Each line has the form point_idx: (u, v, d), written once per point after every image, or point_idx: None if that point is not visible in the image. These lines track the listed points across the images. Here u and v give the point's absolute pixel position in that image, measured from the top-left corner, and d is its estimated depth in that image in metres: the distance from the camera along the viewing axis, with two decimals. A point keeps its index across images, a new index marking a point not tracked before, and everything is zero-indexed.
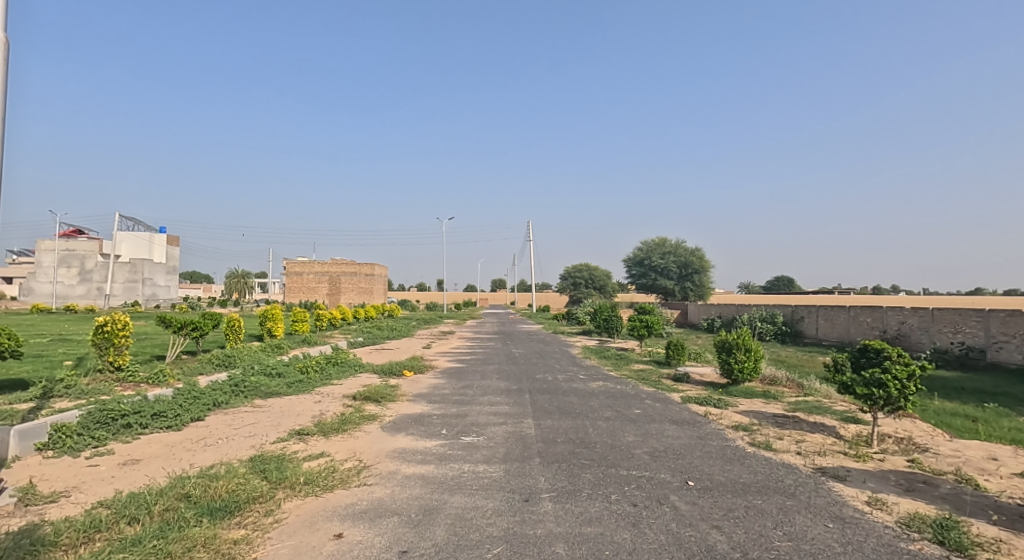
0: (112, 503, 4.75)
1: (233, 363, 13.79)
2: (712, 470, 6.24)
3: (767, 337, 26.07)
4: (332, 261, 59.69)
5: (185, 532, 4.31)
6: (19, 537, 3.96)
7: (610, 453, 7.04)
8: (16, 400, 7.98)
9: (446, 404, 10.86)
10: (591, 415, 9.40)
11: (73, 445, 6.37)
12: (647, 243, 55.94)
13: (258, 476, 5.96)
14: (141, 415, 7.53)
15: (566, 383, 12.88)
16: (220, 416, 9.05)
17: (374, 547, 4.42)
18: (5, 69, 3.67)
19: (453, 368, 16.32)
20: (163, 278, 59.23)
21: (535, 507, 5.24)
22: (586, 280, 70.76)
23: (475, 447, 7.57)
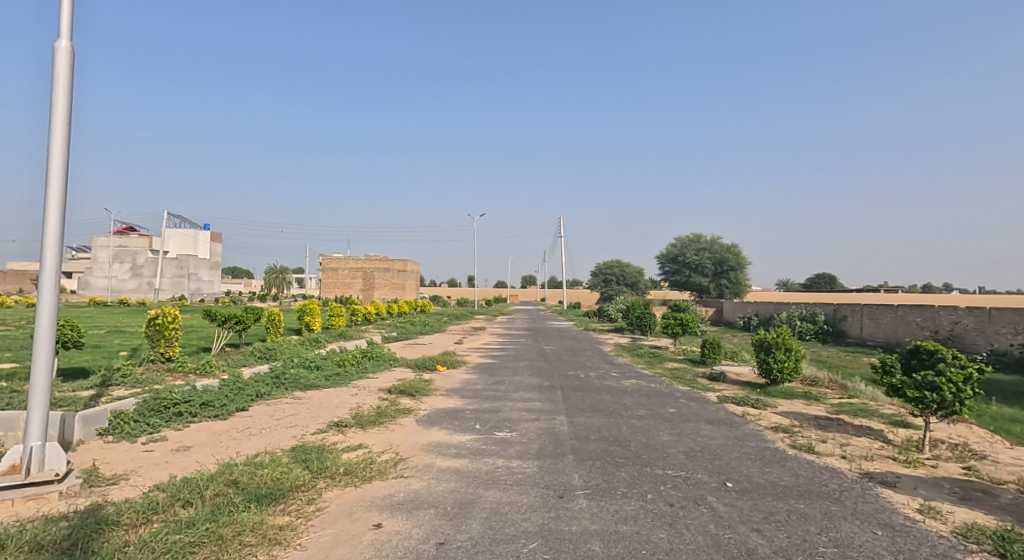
0: (167, 487, 4.95)
1: (274, 356, 14.20)
2: (751, 471, 6.14)
3: (807, 337, 25.39)
4: (366, 258, 60.82)
5: (236, 517, 4.48)
6: (85, 516, 4.17)
7: (644, 452, 6.96)
8: (78, 388, 8.39)
9: (479, 399, 10.96)
10: (624, 413, 9.33)
11: (131, 430, 6.67)
12: (681, 238, 55.33)
13: (301, 465, 6.14)
14: (191, 404, 7.82)
15: (598, 381, 12.82)
16: (263, 407, 9.34)
17: (411, 538, 4.51)
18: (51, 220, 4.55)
19: (486, 364, 16.50)
20: (208, 273, 61.34)
21: (570, 504, 5.24)
22: (617, 278, 70.35)
23: (508, 442, 7.63)
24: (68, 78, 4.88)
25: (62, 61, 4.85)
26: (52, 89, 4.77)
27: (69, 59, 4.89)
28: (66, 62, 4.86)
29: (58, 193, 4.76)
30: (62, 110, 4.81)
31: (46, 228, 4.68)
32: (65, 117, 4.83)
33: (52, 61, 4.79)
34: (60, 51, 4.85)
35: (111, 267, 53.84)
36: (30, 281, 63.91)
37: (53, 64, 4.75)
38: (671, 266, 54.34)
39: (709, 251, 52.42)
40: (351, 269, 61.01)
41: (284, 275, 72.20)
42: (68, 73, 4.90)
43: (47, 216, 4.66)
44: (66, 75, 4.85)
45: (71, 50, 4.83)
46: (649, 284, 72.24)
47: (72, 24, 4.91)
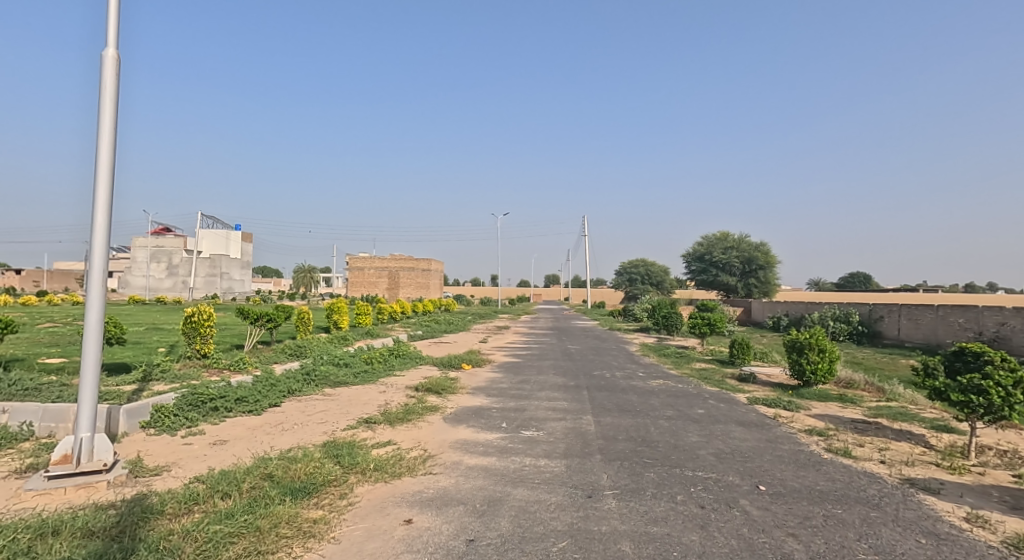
0: (206, 478, 5.08)
1: (304, 353, 14.44)
2: (786, 475, 6.01)
3: (841, 337, 24.79)
4: (391, 257, 61.50)
5: (272, 509, 4.56)
6: (132, 504, 4.31)
7: (673, 453, 6.88)
8: (121, 382, 8.67)
9: (505, 398, 10.97)
10: (651, 413, 9.25)
11: (171, 424, 6.86)
12: (708, 236, 54.54)
13: (332, 460, 6.23)
14: (227, 399, 8.01)
15: (624, 380, 12.72)
16: (294, 403, 9.52)
17: (441, 534, 4.53)
18: (97, 221, 4.73)
19: (511, 363, 16.51)
20: (240, 272, 62.73)
21: (598, 504, 5.21)
22: (642, 277, 69.70)
23: (535, 441, 7.61)
24: (114, 86, 5.04)
25: (110, 69, 5.02)
26: (99, 96, 4.95)
27: (115, 67, 5.05)
28: (113, 69, 5.03)
29: (105, 196, 4.94)
30: (109, 117, 4.98)
31: (94, 230, 4.88)
32: (112, 123, 5.00)
33: (100, 69, 4.96)
34: (108, 59, 5.01)
35: (148, 266, 55.49)
36: (72, 280, 66.23)
37: (101, 72, 4.91)
38: (698, 265, 53.60)
39: (738, 250, 51.56)
40: (376, 269, 61.74)
41: (312, 274, 73.38)
42: (115, 80, 5.07)
43: (95, 218, 4.85)
44: (112, 82, 5.01)
45: (117, 58, 4.98)
46: (675, 283, 71.35)
47: (119, 33, 5.07)
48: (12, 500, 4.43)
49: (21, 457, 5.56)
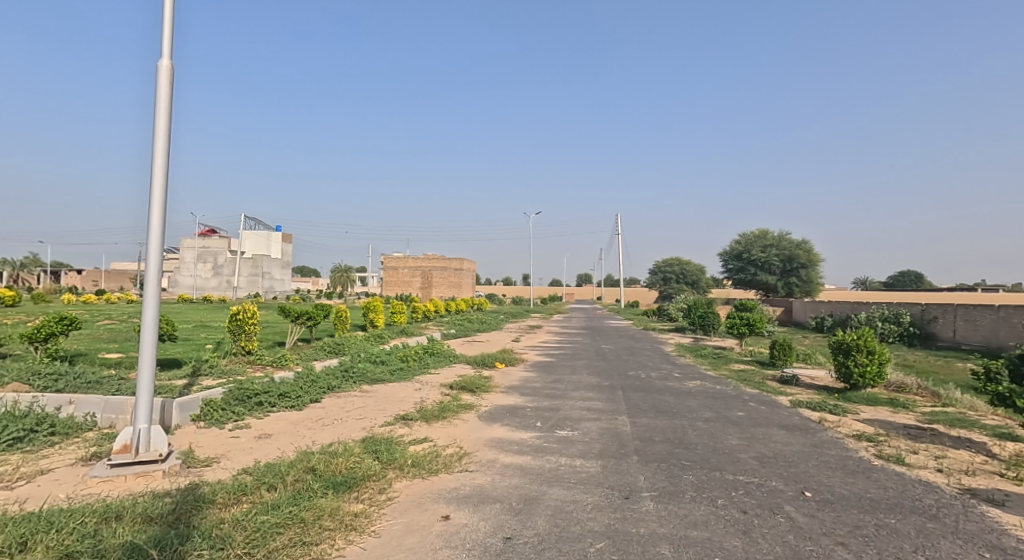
0: (253, 470, 5.24)
1: (342, 351, 14.74)
2: (833, 481, 5.83)
3: (891, 338, 23.91)
4: (425, 256, 62.23)
5: (315, 502, 4.67)
6: (185, 493, 4.48)
7: (713, 456, 6.75)
8: (172, 377, 9.02)
9: (539, 397, 10.95)
10: (689, 415, 9.09)
11: (220, 417, 7.09)
12: (746, 234, 53.39)
13: (371, 456, 6.34)
14: (271, 394, 8.23)
15: (660, 381, 12.57)
16: (333, 399, 9.73)
17: (479, 531, 4.56)
18: (152, 224, 4.93)
19: (544, 363, 16.49)
20: (280, 272, 64.44)
21: (636, 506, 5.16)
22: (677, 276, 68.68)
23: (570, 441, 7.58)
24: (168, 95, 5.24)
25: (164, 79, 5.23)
26: (155, 106, 5.16)
27: (169, 76, 5.26)
28: (167, 79, 5.23)
29: (160, 200, 5.15)
30: (163, 124, 5.19)
31: (150, 233, 5.09)
32: (166, 130, 5.20)
33: (155, 79, 5.17)
34: (162, 70, 5.22)
35: (195, 266, 57.52)
36: (124, 279, 69.24)
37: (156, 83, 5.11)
38: (735, 263, 52.51)
39: (778, 248, 50.29)
40: (410, 268, 62.55)
41: (348, 274, 74.82)
42: (169, 89, 5.28)
43: (150, 223, 5.06)
44: (167, 92, 5.21)
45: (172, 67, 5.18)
46: (711, 282, 70.10)
47: (173, 44, 5.28)
48: (78, 486, 4.66)
49: (85, 446, 5.84)
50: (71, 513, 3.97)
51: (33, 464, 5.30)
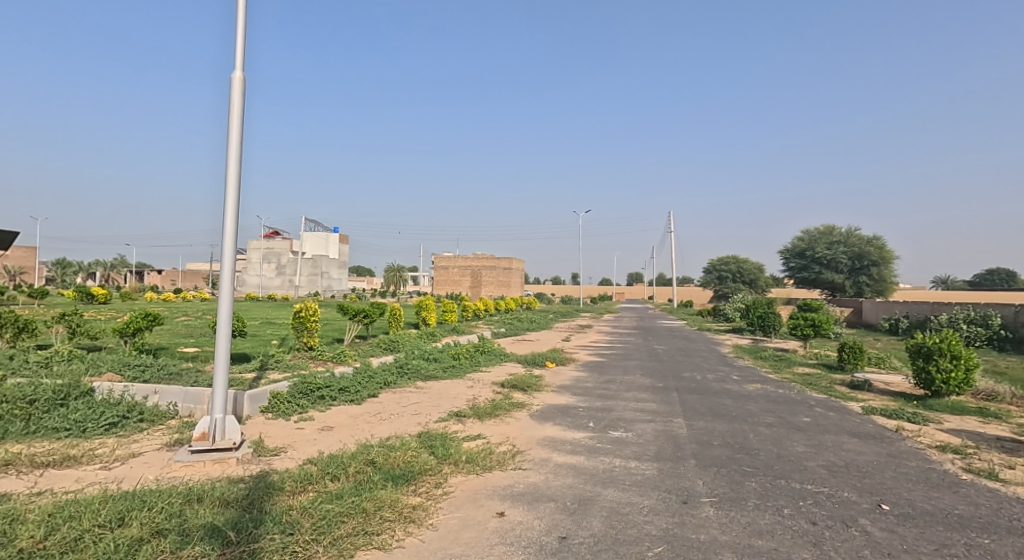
0: (318, 461, 5.42)
1: (397, 348, 15.09)
2: (913, 495, 5.51)
3: (978, 342, 22.35)
4: (474, 256, 62.93)
5: (376, 493, 4.79)
6: (257, 480, 4.69)
7: (777, 463, 6.50)
8: (242, 370, 9.48)
9: (591, 397, 10.85)
10: (750, 419, 8.80)
11: (286, 409, 7.39)
12: (810, 231, 51.48)
13: (426, 450, 6.45)
14: (332, 388, 8.51)
15: (717, 384, 12.22)
16: (389, 394, 9.96)
17: (534, 529, 4.56)
18: (226, 224, 5.20)
19: (595, 363, 16.33)
20: (337, 272, 66.54)
21: (695, 511, 5.03)
22: (733, 275, 66.56)
23: (624, 442, 7.47)
24: (241, 104, 5.61)
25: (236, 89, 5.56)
26: (229, 115, 5.51)
27: (242, 87, 5.64)
28: (240, 89, 5.59)
29: (233, 204, 5.44)
30: (237, 130, 5.55)
31: (224, 235, 5.36)
32: (239, 137, 5.55)
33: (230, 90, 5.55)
34: (236, 81, 5.59)
35: (260, 267, 60.23)
36: (197, 279, 73.37)
37: (230, 92, 5.47)
38: (798, 261, 50.60)
39: (845, 245, 48.04)
40: (460, 267, 63.39)
41: (401, 273, 76.51)
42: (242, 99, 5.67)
43: (224, 223, 5.33)
44: (239, 101, 5.59)
45: (244, 78, 5.53)
46: (771, 282, 67.54)
47: (244, 56, 5.68)
48: (164, 469, 4.98)
49: (169, 433, 6.22)
50: (160, 494, 4.23)
51: (125, 447, 5.69)
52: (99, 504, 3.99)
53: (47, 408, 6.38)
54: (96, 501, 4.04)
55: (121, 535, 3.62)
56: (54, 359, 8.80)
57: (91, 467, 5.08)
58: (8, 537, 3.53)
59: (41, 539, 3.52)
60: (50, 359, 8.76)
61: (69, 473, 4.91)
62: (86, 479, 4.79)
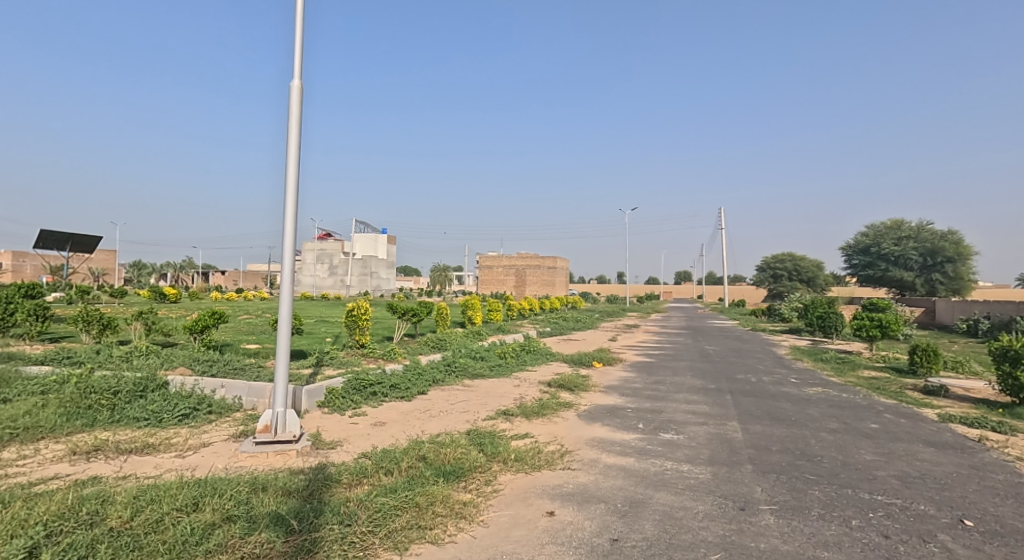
0: (372, 455, 5.56)
1: (444, 346, 15.30)
2: (997, 511, 5.17)
3: None
4: (518, 255, 63.14)
5: (429, 488, 4.87)
6: (316, 472, 4.85)
7: (842, 471, 6.23)
8: (299, 366, 9.83)
9: (640, 398, 10.70)
10: (811, 424, 8.47)
11: (341, 405, 7.62)
12: (876, 226, 49.29)
13: (476, 448, 6.50)
14: (383, 385, 8.71)
15: (774, 386, 11.83)
16: (439, 391, 10.11)
17: (585, 530, 4.53)
18: (286, 226, 5.40)
19: (643, 363, 16.10)
20: (386, 272, 68.02)
21: (754, 518, 4.89)
22: (790, 272, 64.35)
23: (675, 445, 7.33)
24: (299, 111, 5.94)
25: (295, 99, 5.92)
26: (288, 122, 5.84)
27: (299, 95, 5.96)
28: (298, 98, 5.93)
29: (292, 207, 5.68)
30: (295, 136, 5.85)
31: (284, 237, 5.58)
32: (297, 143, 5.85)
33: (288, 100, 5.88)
34: (293, 90, 5.92)
35: (313, 267, 62.25)
36: (255, 279, 76.51)
37: (289, 100, 5.81)
38: (863, 258, 48.53)
39: (915, 240, 45.65)
40: (505, 266, 63.76)
41: (446, 273, 77.49)
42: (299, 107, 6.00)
43: (285, 226, 5.55)
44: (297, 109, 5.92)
45: (302, 86, 5.88)
46: (830, 279, 64.82)
47: (301, 67, 6.02)
48: (232, 458, 5.20)
49: (235, 424, 6.50)
50: (229, 482, 4.43)
51: (197, 437, 5.99)
52: (176, 489, 4.21)
53: (128, 399, 6.78)
54: (173, 486, 4.27)
55: (195, 519, 3.81)
56: (133, 354, 9.35)
57: (168, 455, 5.37)
58: (98, 516, 3.78)
59: (126, 520, 3.75)
60: (129, 354, 9.31)
61: (149, 460, 5.21)
62: (163, 465, 5.06)
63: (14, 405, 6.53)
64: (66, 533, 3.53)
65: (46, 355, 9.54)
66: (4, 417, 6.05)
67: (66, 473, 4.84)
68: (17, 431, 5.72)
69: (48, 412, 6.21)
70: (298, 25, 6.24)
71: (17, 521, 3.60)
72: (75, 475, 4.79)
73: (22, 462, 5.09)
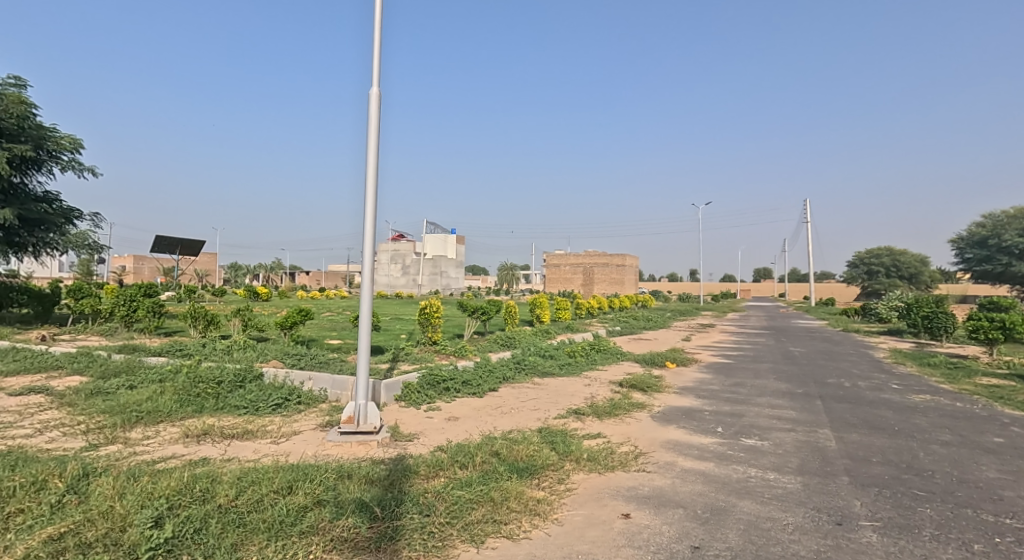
0: (447, 449, 5.59)
1: (514, 344, 15.33)
2: None
3: None
4: (585, 253, 62.50)
5: (503, 484, 4.82)
6: (396, 463, 4.92)
7: (958, 489, 5.64)
8: (376, 361, 10.11)
9: (718, 401, 10.23)
10: (918, 435, 7.76)
11: (416, 399, 7.75)
12: (995, 216, 45.19)
13: (548, 446, 6.40)
14: (456, 381, 8.79)
15: (871, 392, 10.97)
16: (509, 389, 10.10)
17: (663, 535, 4.33)
18: (364, 228, 5.52)
19: (720, 364, 15.44)
20: (456, 271, 69.27)
21: (854, 535, 4.50)
22: (887, 268, 59.82)
23: (759, 451, 6.93)
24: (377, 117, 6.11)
25: (374, 105, 6.11)
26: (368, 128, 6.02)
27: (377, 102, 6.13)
28: (376, 104, 6.10)
29: (370, 209, 5.83)
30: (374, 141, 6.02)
31: (363, 238, 5.72)
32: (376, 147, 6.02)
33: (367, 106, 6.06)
34: (372, 97, 6.11)
35: (386, 267, 64.45)
36: (335, 279, 80.17)
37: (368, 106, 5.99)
38: (979, 251, 44.55)
39: None
40: (572, 265, 63.38)
41: (513, 271, 77.94)
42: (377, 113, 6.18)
43: (364, 227, 5.69)
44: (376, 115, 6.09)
45: (380, 93, 6.05)
46: (936, 275, 60.09)
47: (379, 74, 6.21)
48: (320, 446, 5.38)
49: (323, 414, 6.75)
50: (319, 468, 4.58)
51: (289, 425, 6.26)
52: (273, 473, 4.39)
53: (230, 388, 7.23)
54: (271, 470, 4.46)
55: (290, 502, 3.95)
56: (234, 347, 9.98)
57: (265, 440, 5.64)
58: (209, 493, 3.99)
59: (233, 498, 3.94)
60: (231, 347, 9.95)
61: (249, 444, 5.49)
62: (261, 450, 5.31)
63: (138, 391, 7.11)
64: (184, 507, 3.75)
65: (162, 347, 10.38)
66: (130, 402, 6.60)
67: (183, 453, 5.18)
68: (141, 414, 6.21)
69: (165, 398, 6.71)
70: (376, 33, 6.40)
71: (144, 494, 3.86)
72: (190, 455, 5.12)
73: (146, 442, 5.51)
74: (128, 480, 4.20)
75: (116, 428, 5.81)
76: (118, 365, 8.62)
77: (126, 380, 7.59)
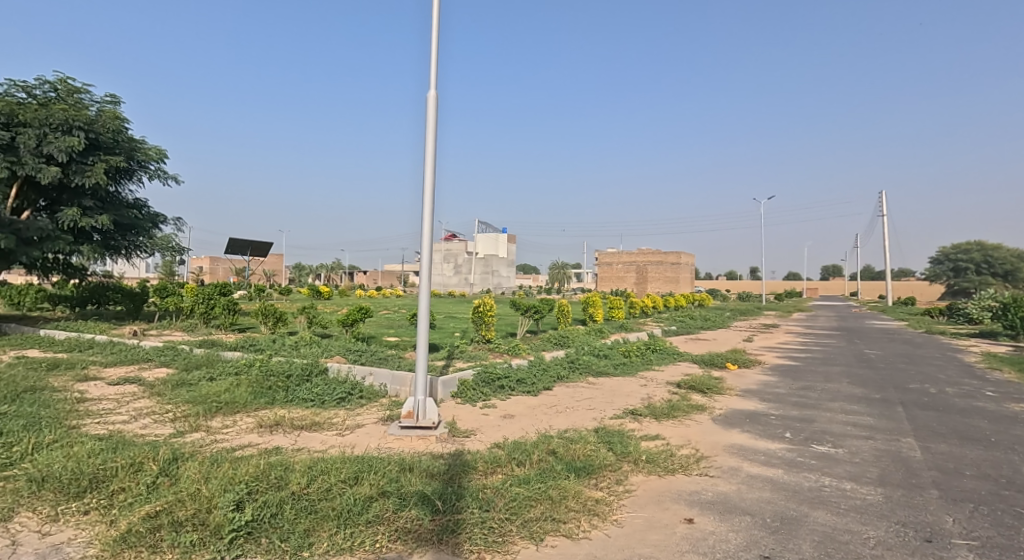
0: (504, 446, 5.52)
1: (568, 343, 15.16)
2: None
3: None
4: (638, 251, 61.43)
5: (560, 482, 4.71)
6: (455, 458, 4.89)
7: None
8: (431, 358, 10.20)
9: (785, 405, 9.74)
10: (1015, 448, 7.10)
11: (472, 396, 7.74)
12: None
13: (605, 446, 6.24)
14: (510, 379, 8.74)
15: (958, 400, 10.17)
16: (564, 388, 9.96)
17: (730, 543, 4.11)
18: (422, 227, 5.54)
19: (786, 366, 14.75)
20: (506, 271, 69.54)
21: (946, 554, 4.13)
22: (977, 266, 56.12)
23: (833, 459, 6.51)
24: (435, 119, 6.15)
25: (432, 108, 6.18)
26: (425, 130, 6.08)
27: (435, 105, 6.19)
28: (434, 107, 6.17)
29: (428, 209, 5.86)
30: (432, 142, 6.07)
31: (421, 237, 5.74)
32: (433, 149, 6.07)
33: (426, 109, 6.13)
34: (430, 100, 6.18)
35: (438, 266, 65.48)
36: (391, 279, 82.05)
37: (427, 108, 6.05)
38: None
39: None
40: (625, 263, 62.44)
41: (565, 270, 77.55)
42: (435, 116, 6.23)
43: (423, 227, 5.71)
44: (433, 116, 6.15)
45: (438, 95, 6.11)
46: None
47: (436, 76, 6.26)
48: (382, 440, 5.43)
49: (383, 409, 6.83)
50: (383, 461, 4.60)
51: (353, 418, 6.36)
52: (341, 463, 4.45)
53: (298, 382, 7.45)
54: (339, 460, 4.52)
55: (357, 492, 3.98)
56: (301, 343, 10.31)
57: (331, 432, 5.75)
58: (284, 480, 4.08)
59: (305, 486, 4.01)
60: (298, 343, 10.29)
61: (317, 436, 5.60)
62: (329, 442, 5.41)
63: (217, 383, 7.44)
64: (262, 493, 3.84)
65: (237, 342, 10.84)
66: (212, 393, 6.90)
67: (259, 442, 5.34)
68: (221, 404, 6.48)
69: (242, 390, 6.98)
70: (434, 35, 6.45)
71: (227, 479, 3.98)
72: (264, 444, 5.27)
73: (226, 430, 5.72)
74: (212, 465, 4.36)
75: (200, 417, 6.07)
76: (200, 359, 9.07)
77: (207, 372, 7.95)
